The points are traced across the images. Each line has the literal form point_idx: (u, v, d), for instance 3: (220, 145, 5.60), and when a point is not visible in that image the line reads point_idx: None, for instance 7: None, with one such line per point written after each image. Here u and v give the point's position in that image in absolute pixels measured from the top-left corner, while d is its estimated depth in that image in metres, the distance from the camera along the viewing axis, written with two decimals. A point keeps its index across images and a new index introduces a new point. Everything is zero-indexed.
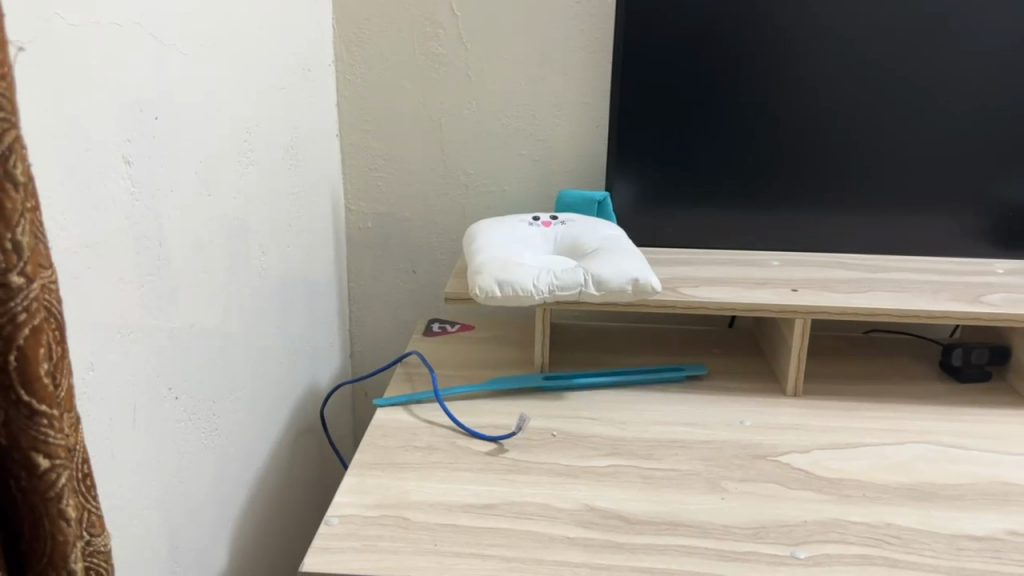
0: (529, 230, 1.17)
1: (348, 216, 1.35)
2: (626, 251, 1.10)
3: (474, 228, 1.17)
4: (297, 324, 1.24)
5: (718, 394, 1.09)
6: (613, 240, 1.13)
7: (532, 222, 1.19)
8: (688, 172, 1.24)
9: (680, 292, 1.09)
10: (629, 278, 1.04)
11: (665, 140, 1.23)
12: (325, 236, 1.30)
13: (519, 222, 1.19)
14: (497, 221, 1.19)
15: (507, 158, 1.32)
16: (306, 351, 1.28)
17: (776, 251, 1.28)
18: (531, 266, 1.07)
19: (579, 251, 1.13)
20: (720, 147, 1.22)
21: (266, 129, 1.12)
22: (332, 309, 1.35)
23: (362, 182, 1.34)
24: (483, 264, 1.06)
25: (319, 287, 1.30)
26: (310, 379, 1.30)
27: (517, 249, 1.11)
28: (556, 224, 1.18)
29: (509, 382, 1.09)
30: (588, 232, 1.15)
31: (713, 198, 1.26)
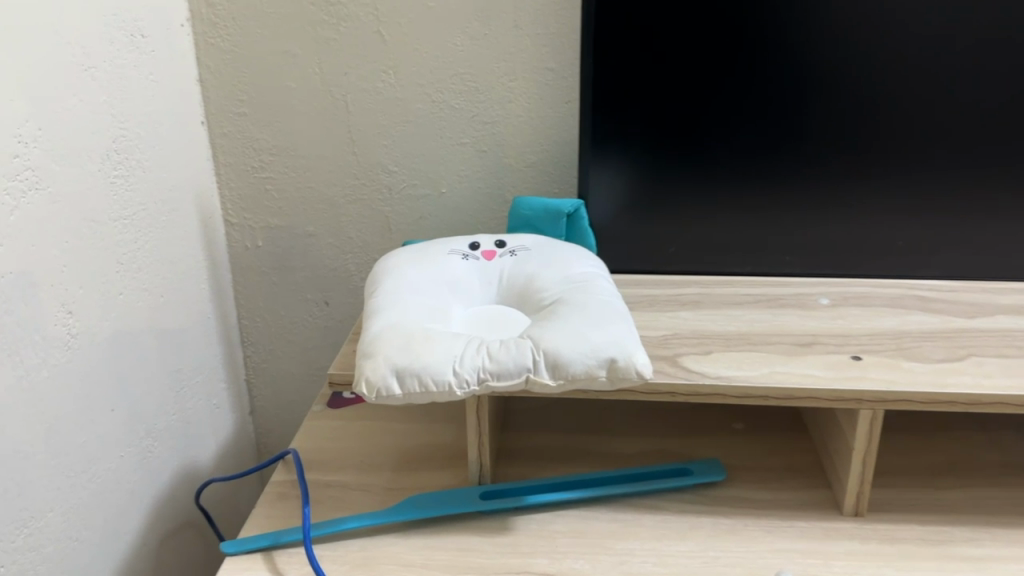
0: (463, 269, 0.80)
1: (229, 233, 0.99)
2: (604, 302, 0.73)
3: (385, 260, 0.80)
4: (151, 394, 0.90)
5: (739, 518, 0.73)
6: (588, 283, 0.76)
7: (467, 254, 0.81)
8: (696, 172, 0.85)
9: (682, 367, 0.72)
10: (603, 357, 0.67)
11: (660, 129, 0.83)
12: (192, 265, 0.95)
13: (451, 249, 0.81)
14: (419, 249, 0.82)
15: (441, 150, 0.94)
16: (172, 424, 0.94)
17: (823, 277, 0.90)
18: (452, 338, 0.70)
19: (533, 305, 0.76)
20: (742, 137, 0.83)
21: (62, 131, 0.75)
22: (212, 361, 0.99)
23: (245, 188, 0.97)
24: (375, 337, 0.69)
25: (185, 337, 0.94)
26: (184, 460, 0.96)
27: (437, 307, 0.74)
28: (504, 255, 0.81)
29: (425, 506, 0.73)
30: (549, 272, 0.78)
31: (732, 206, 0.87)
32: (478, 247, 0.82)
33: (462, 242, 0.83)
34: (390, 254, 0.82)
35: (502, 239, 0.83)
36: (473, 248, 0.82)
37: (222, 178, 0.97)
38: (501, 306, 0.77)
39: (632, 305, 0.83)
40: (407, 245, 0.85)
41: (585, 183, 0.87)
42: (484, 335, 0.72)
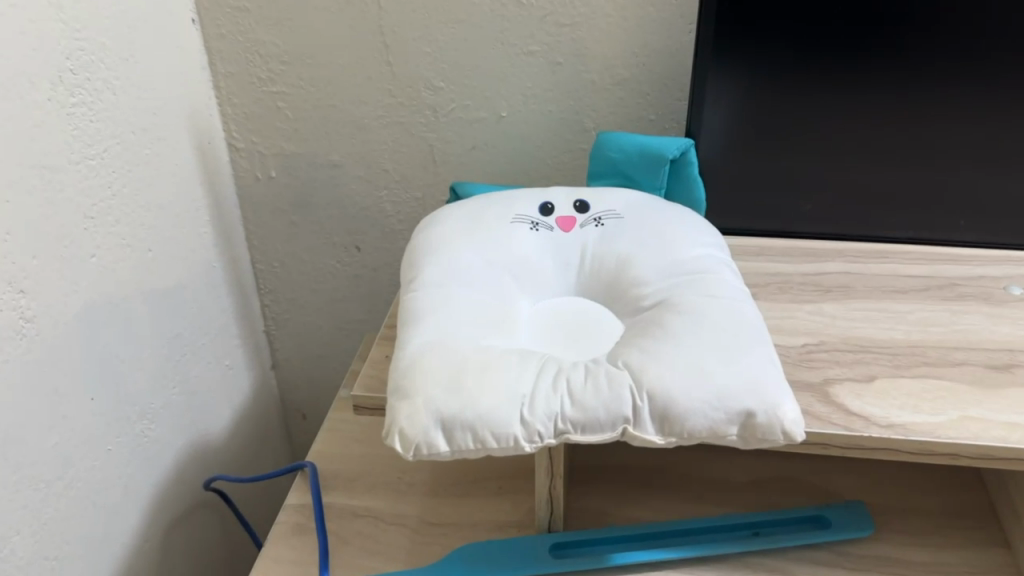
0: (533, 246, 0.59)
1: (236, 161, 0.79)
2: (731, 310, 0.52)
3: (426, 231, 0.60)
4: (143, 370, 0.73)
5: None
6: (707, 275, 0.55)
7: (536, 224, 0.61)
8: (850, 107, 0.62)
9: (835, 405, 0.52)
10: (736, 408, 0.47)
11: (808, 49, 0.60)
12: (190, 205, 0.76)
13: (514, 214, 0.61)
14: (471, 213, 0.61)
15: (501, 61, 0.72)
16: (173, 399, 0.77)
17: (1005, 247, 0.68)
18: (519, 363, 0.50)
19: (631, 305, 0.56)
20: (925, 63, 0.59)
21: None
22: (221, 318, 0.82)
23: (252, 106, 0.76)
24: (413, 363, 0.50)
25: (185, 294, 0.76)
26: (192, 438, 0.80)
27: (497, 309, 0.55)
28: (586, 225, 0.60)
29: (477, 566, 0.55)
30: (650, 256, 0.57)
31: (894, 154, 0.64)
32: (551, 212, 0.61)
33: (528, 202, 0.62)
34: (432, 220, 0.61)
35: (582, 200, 0.62)
36: (544, 213, 0.61)
37: (223, 93, 0.76)
38: (584, 304, 0.57)
39: (756, 290, 0.62)
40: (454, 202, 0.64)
41: (695, 118, 0.64)
42: (562, 358, 0.52)
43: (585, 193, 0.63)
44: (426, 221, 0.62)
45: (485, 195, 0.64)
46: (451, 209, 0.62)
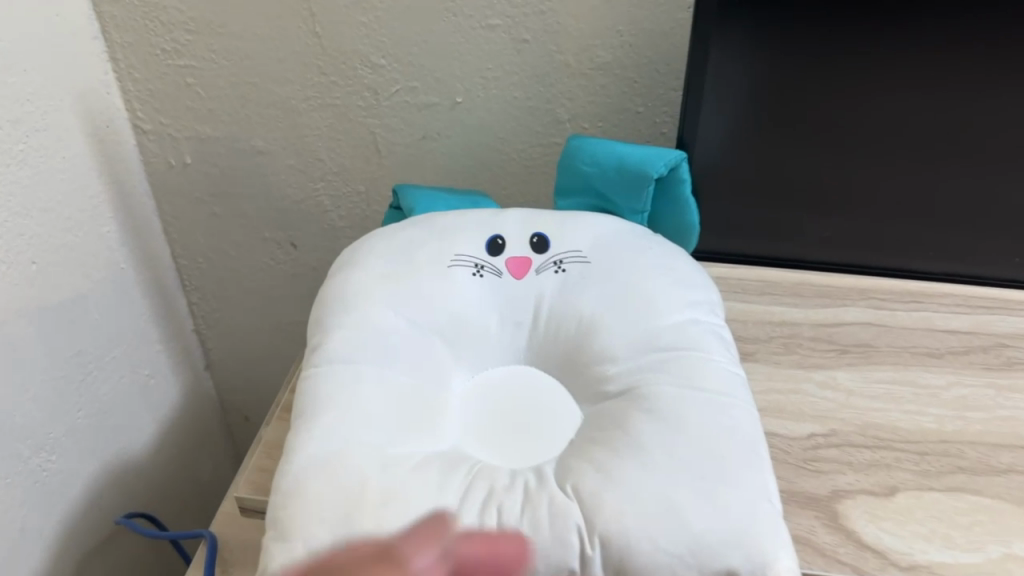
0: (474, 300, 0.47)
1: (144, 143, 0.67)
2: (719, 412, 0.40)
3: (342, 277, 0.48)
4: (41, 404, 0.61)
5: None
6: (691, 357, 0.43)
7: (480, 267, 0.48)
8: (890, 111, 0.48)
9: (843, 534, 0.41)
10: (715, 568, 0.35)
11: (835, 40, 0.46)
12: (88, 203, 0.63)
13: (453, 255, 0.48)
14: (400, 251, 0.49)
15: (456, 36, 0.58)
16: (77, 424, 0.65)
17: None
18: (435, 484, 0.39)
19: (595, 389, 0.44)
20: (999, 59, 0.45)
21: None
22: (134, 325, 0.70)
23: (156, 82, 0.63)
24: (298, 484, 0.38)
25: (89, 304, 0.65)
26: (107, 465, 0.69)
27: (419, 397, 0.43)
28: (543, 271, 0.48)
29: None
30: (620, 320, 0.45)
31: (942, 169, 0.50)
32: (500, 250, 0.49)
33: (472, 236, 0.49)
34: (353, 259, 0.49)
35: (540, 235, 0.49)
36: (492, 253, 0.48)
37: (121, 64, 0.63)
38: (537, 385, 0.46)
39: (750, 347, 0.51)
40: (385, 229, 0.52)
41: (688, 123, 0.51)
42: (496, 469, 0.41)
43: (545, 223, 0.50)
44: (348, 258, 0.50)
45: (423, 221, 0.51)
46: (379, 242, 0.50)
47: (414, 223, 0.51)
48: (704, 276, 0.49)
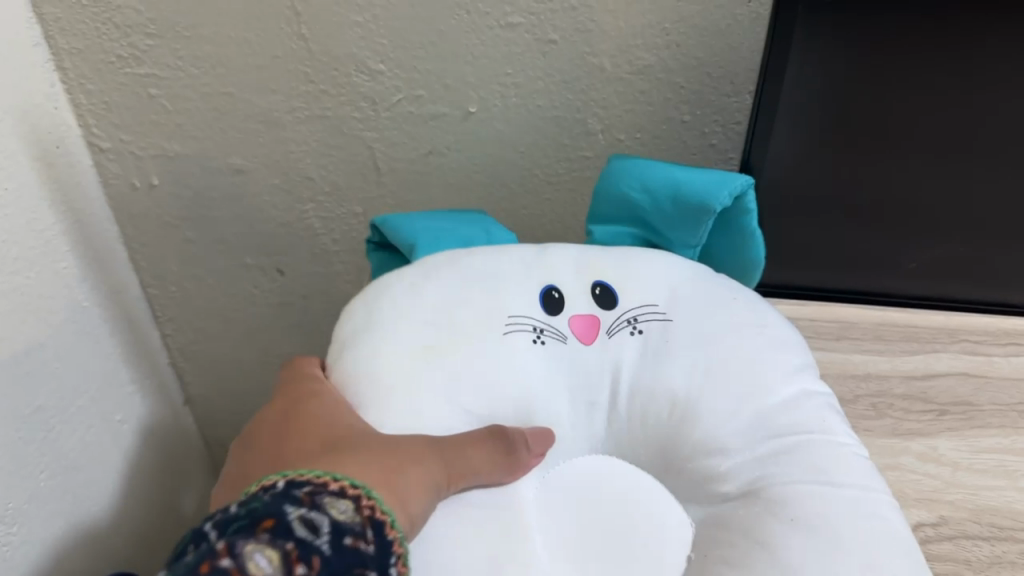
0: (540, 377, 0.37)
1: (103, 163, 0.57)
2: (868, 518, 0.32)
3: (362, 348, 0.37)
4: (12, 478, 0.51)
5: None
6: (814, 436, 0.35)
7: (541, 331, 0.37)
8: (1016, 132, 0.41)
9: None
10: None
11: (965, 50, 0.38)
12: (45, 240, 0.53)
13: (506, 317, 0.37)
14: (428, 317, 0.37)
15: (470, 38, 0.49)
16: (39, 488, 0.54)
17: None
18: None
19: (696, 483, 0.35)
20: None
21: None
22: (103, 368, 0.61)
23: (114, 93, 0.54)
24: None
25: (55, 352, 0.55)
26: (90, 531, 0.61)
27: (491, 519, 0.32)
28: (617, 333, 0.38)
29: None
30: (724, 393, 0.36)
31: None
32: (558, 306, 0.38)
33: (523, 289, 0.38)
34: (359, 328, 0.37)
35: (602, 283, 0.39)
36: (553, 313, 0.38)
37: (71, 74, 0.53)
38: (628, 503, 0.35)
39: None
40: (387, 279, 0.40)
41: (761, 138, 0.42)
42: None
43: (604, 271, 0.40)
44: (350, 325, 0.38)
45: (442, 265, 0.40)
46: (391, 304, 0.38)
47: (425, 273, 0.39)
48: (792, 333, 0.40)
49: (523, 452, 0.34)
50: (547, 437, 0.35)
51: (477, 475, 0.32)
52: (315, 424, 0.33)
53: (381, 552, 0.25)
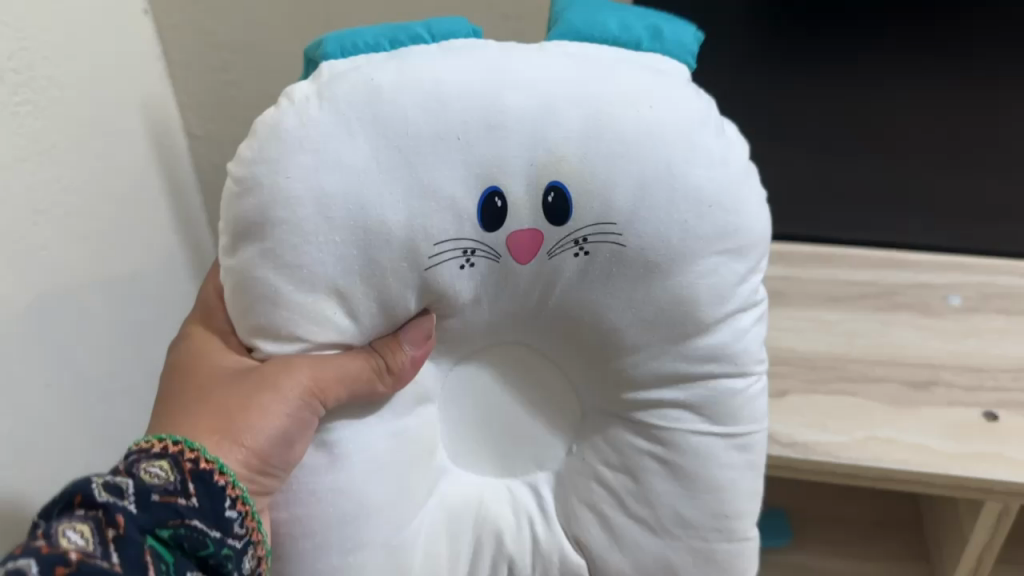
0: (458, 287, 0.44)
1: (195, 147, 0.82)
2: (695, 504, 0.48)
3: (273, 290, 0.42)
4: (107, 354, 0.75)
5: None
6: (715, 462, 0.47)
7: (470, 253, 0.43)
8: (793, 180, 0.65)
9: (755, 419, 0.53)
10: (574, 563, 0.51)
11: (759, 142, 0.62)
12: (150, 195, 0.77)
13: (434, 246, 0.42)
14: (359, 210, 0.40)
15: None
16: (132, 384, 0.79)
17: (945, 252, 0.67)
18: (446, 545, 0.50)
19: (574, 496, 0.51)
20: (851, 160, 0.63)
21: None
22: (183, 302, 0.85)
23: (205, 95, 0.78)
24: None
25: (149, 286, 0.79)
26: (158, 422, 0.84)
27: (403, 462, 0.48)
28: (556, 254, 0.43)
29: None
30: (601, 259, 0.43)
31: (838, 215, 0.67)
32: (496, 215, 0.42)
33: (443, 205, 0.41)
34: (286, 194, 0.40)
35: (557, 185, 0.42)
36: (489, 231, 0.43)
37: (178, 81, 0.78)
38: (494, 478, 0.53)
39: None
40: (323, 129, 0.40)
41: None
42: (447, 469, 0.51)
43: (542, 142, 0.41)
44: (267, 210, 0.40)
45: (399, 78, 0.40)
46: (309, 210, 0.40)
47: None
48: (764, 248, 0.44)
49: (390, 359, 0.45)
50: (422, 330, 0.46)
51: (353, 373, 0.44)
52: (216, 354, 0.47)
53: (201, 495, 0.41)
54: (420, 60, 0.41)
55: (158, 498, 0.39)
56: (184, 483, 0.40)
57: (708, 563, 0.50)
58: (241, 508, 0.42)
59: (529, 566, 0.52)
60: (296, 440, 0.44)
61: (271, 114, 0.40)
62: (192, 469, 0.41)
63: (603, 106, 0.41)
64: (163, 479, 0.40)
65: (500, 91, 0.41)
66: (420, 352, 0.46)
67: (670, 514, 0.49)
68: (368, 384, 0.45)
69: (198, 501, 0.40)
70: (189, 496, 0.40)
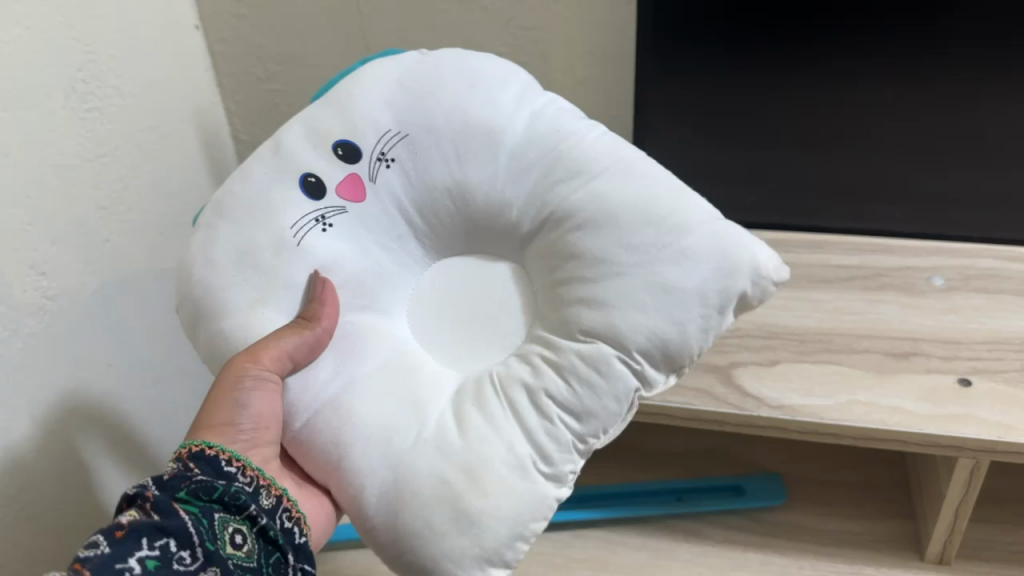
0: (341, 251, 0.50)
1: (240, 148, 0.89)
2: (634, 243, 0.47)
3: (204, 324, 0.50)
4: (161, 342, 0.83)
5: (778, 551, 0.62)
6: (613, 202, 0.48)
7: (326, 218, 0.50)
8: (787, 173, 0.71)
9: (750, 384, 0.58)
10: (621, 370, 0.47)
11: (754, 141, 0.69)
12: (200, 194, 0.85)
13: (291, 226, 0.49)
14: (243, 250, 0.49)
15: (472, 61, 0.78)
16: (183, 367, 0.87)
17: (934, 238, 0.72)
18: (488, 423, 0.47)
19: (560, 310, 0.49)
20: (839, 157, 0.69)
21: (17, 75, 0.63)
22: None
23: (251, 101, 0.85)
24: (394, 496, 0.46)
25: None
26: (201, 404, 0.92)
27: (387, 366, 0.49)
28: (376, 176, 0.50)
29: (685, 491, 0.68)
30: (473, 161, 0.49)
31: (831, 206, 0.73)
32: (324, 190, 0.50)
33: (275, 226, 0.49)
34: (190, 280, 0.50)
35: (343, 141, 0.50)
36: (318, 198, 0.50)
37: (226, 88, 0.85)
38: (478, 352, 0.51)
39: None
40: (200, 235, 0.51)
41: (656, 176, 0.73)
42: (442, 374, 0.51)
43: (362, 130, 0.50)
44: (186, 287, 0.51)
45: (237, 182, 0.51)
46: (204, 266, 0.50)
47: None
48: (544, 92, 0.52)
49: (302, 312, 0.48)
50: (323, 281, 0.49)
51: (285, 338, 0.47)
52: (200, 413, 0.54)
53: (205, 467, 0.47)
54: (255, 165, 0.51)
55: (171, 475, 0.46)
56: (185, 464, 0.47)
57: (688, 264, 0.47)
58: (239, 464, 0.48)
59: (566, 390, 0.47)
60: (251, 405, 0.48)
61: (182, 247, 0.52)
62: (189, 453, 0.47)
63: (406, 85, 0.51)
64: (171, 469, 0.47)
65: (299, 155, 0.50)
66: (332, 305, 0.49)
67: (624, 255, 0.47)
68: (296, 334, 0.47)
69: (200, 470, 0.47)
70: (192, 470, 0.46)
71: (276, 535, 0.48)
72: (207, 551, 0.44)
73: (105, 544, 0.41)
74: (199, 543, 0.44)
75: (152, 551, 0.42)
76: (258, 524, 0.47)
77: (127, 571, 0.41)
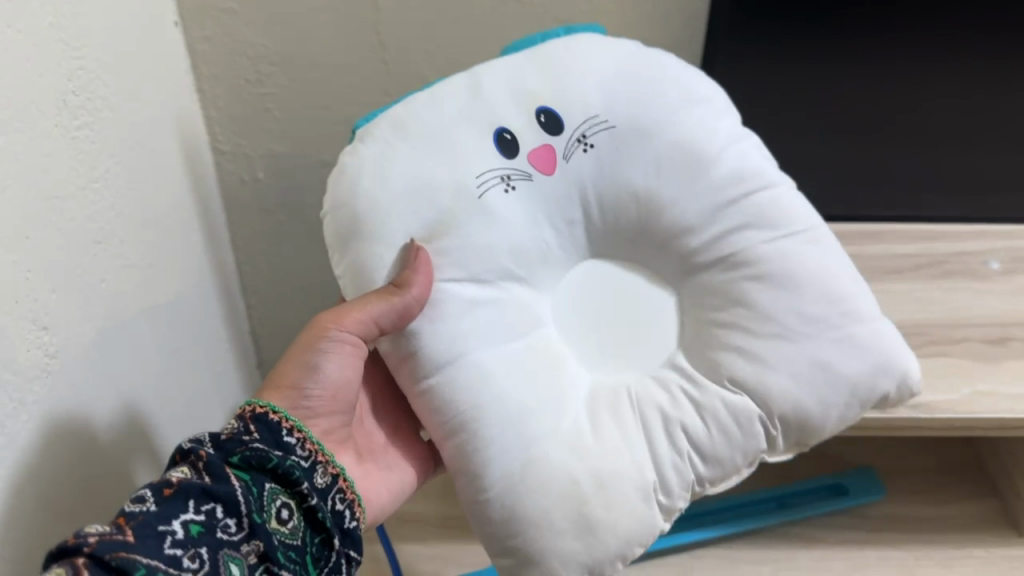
0: (518, 220, 0.49)
1: (220, 162, 0.78)
2: (792, 297, 0.49)
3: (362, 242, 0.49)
4: (155, 389, 0.71)
5: None
6: (781, 270, 0.49)
7: (512, 181, 0.49)
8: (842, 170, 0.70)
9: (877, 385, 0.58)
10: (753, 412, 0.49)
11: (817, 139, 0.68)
12: (184, 215, 0.74)
13: (479, 177, 0.48)
14: (427, 196, 0.48)
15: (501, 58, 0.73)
16: (177, 416, 0.75)
17: (972, 221, 0.74)
18: (621, 432, 0.49)
19: (710, 350, 0.50)
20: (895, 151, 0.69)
21: (14, 88, 0.51)
22: (211, 325, 0.81)
23: (236, 108, 0.75)
24: (517, 478, 0.46)
25: (184, 311, 0.75)
26: None
27: (534, 366, 0.49)
28: (573, 157, 0.49)
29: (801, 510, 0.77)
30: (633, 149, 0.49)
31: (880, 203, 0.73)
32: (516, 149, 0.49)
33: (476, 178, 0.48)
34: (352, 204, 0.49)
35: (548, 110, 0.49)
36: (512, 158, 0.49)
37: (206, 94, 0.74)
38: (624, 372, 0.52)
39: None
40: (372, 149, 0.49)
41: None
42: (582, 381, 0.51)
43: (569, 108, 0.49)
44: (344, 206, 0.49)
45: (418, 104, 0.50)
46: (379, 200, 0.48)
47: None
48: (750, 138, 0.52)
49: (395, 276, 0.47)
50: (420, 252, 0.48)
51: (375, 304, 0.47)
52: None
53: (261, 432, 0.47)
54: (424, 103, 0.50)
55: (228, 433, 0.46)
56: (246, 424, 0.47)
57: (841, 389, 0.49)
58: (297, 434, 0.49)
59: (704, 429, 0.49)
60: (325, 368, 0.51)
61: (345, 159, 0.50)
62: (251, 414, 0.48)
63: (603, 71, 0.50)
64: (231, 428, 0.47)
65: (495, 109, 0.49)
66: (423, 272, 0.47)
67: (792, 380, 0.48)
68: (381, 303, 0.46)
69: (257, 434, 0.47)
70: (249, 432, 0.47)
71: (324, 515, 0.48)
72: (252, 515, 0.44)
73: (152, 500, 0.42)
74: (246, 512, 0.44)
75: (197, 516, 0.42)
76: (309, 505, 0.47)
77: (169, 534, 0.41)
